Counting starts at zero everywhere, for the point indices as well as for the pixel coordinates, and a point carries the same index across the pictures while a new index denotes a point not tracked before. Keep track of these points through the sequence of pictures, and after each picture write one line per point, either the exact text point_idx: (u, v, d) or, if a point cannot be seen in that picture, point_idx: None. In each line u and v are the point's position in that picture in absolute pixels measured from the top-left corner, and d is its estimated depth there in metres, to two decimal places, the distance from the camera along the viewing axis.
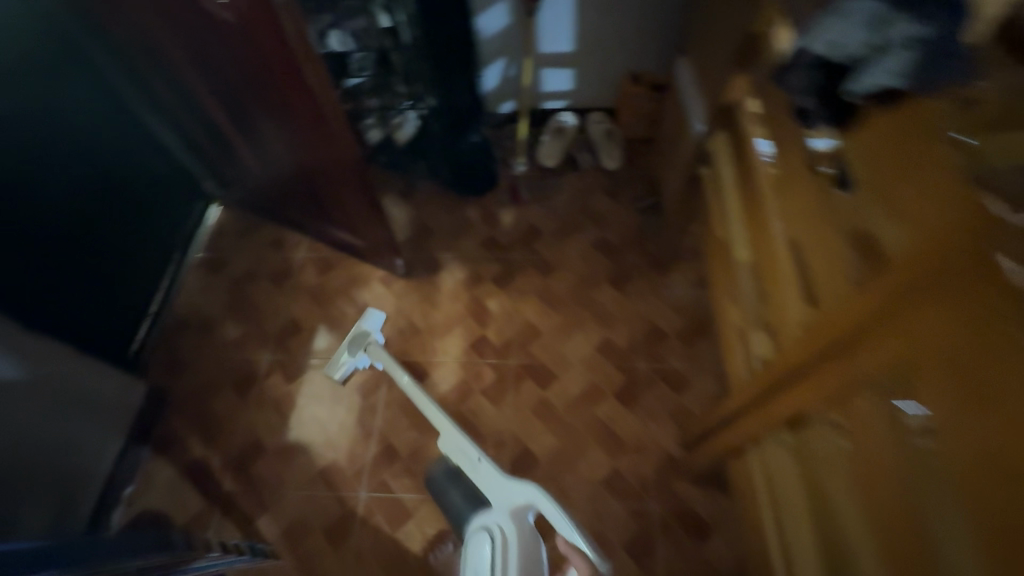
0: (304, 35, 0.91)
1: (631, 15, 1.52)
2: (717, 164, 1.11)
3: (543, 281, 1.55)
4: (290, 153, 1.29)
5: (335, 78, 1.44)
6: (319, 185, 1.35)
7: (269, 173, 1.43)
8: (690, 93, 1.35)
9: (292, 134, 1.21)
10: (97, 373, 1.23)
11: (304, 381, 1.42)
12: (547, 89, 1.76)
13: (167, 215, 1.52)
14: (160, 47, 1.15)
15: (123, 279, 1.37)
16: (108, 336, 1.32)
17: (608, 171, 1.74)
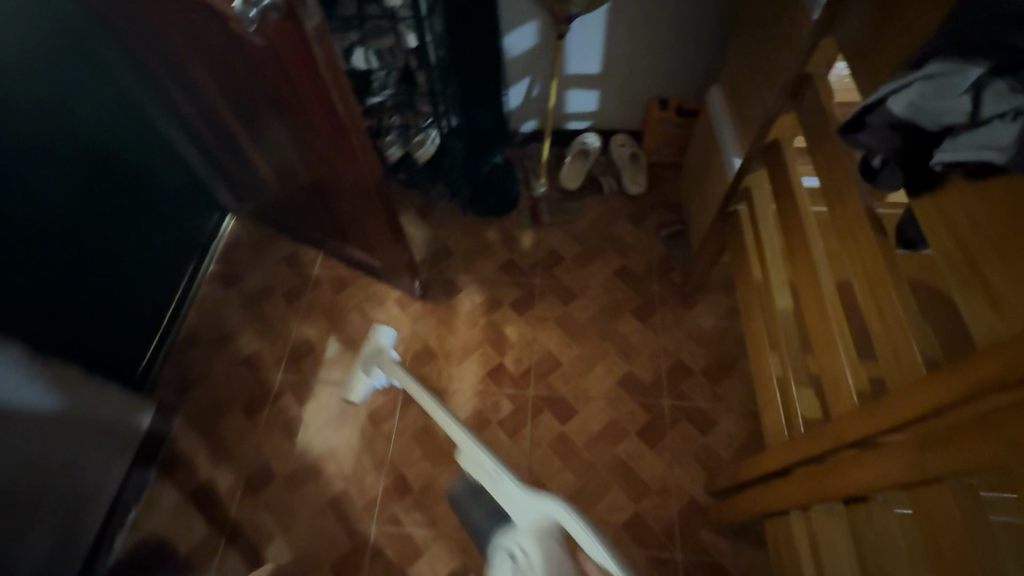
0: (335, 61, 0.87)
1: (663, 39, 1.48)
2: (756, 203, 1.08)
3: (563, 309, 1.51)
4: (308, 174, 1.25)
5: (357, 95, 1.40)
6: (337, 207, 1.31)
7: (285, 189, 1.39)
8: (723, 124, 1.32)
9: (310, 156, 1.16)
10: (107, 395, 1.21)
11: (315, 405, 1.38)
12: (571, 109, 1.71)
13: (181, 229, 1.49)
14: (180, 62, 1.11)
15: (133, 295, 1.33)
16: (115, 355, 1.28)
17: (632, 195, 1.70)
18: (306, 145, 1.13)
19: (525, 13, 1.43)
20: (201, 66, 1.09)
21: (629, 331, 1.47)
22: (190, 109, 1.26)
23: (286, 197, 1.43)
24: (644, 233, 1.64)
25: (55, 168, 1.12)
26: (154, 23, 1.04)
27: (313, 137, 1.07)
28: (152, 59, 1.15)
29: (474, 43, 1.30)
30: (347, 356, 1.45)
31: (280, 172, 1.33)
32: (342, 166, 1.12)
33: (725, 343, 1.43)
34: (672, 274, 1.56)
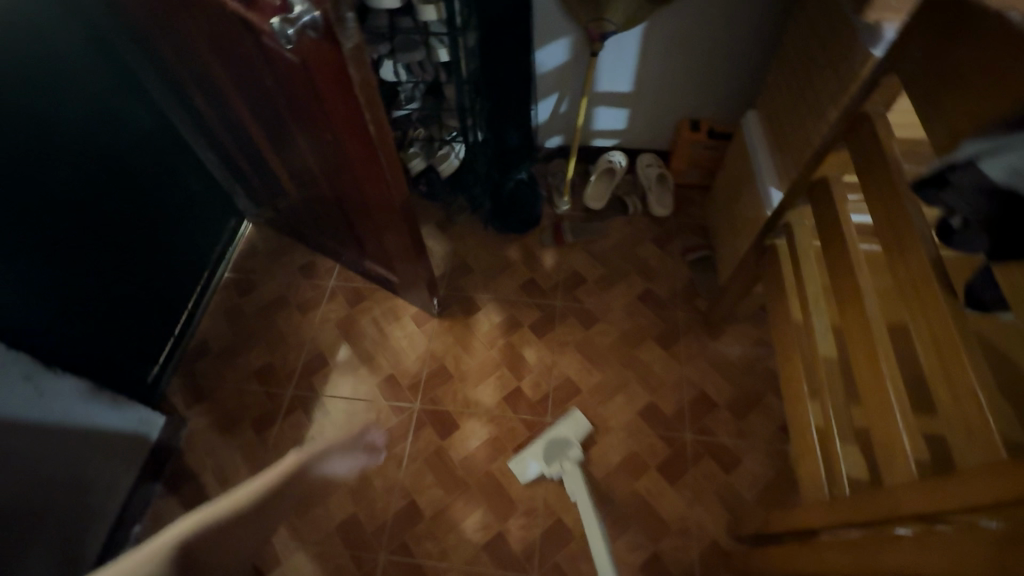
0: (369, 82, 0.84)
1: (699, 61, 1.44)
2: (797, 238, 1.04)
3: (585, 333, 1.47)
4: (332, 187, 1.22)
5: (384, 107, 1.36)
6: (360, 221, 1.28)
7: (308, 201, 1.36)
8: (761, 152, 1.28)
9: (335, 171, 1.13)
10: (114, 408, 1.19)
11: (328, 423, 1.35)
12: (599, 127, 1.68)
13: (198, 236, 1.46)
14: (206, 71, 1.09)
15: (148, 303, 1.31)
16: (128, 363, 1.26)
17: (657, 218, 1.67)
18: (333, 161, 1.10)
19: (558, 29, 1.40)
20: (227, 76, 1.06)
21: (653, 359, 1.42)
22: (214, 117, 1.24)
23: (307, 208, 1.40)
24: (669, 258, 1.60)
25: (78, 172, 1.09)
26: (185, 32, 1.02)
27: (343, 154, 1.04)
28: (179, 66, 1.13)
29: (506, 60, 1.26)
30: (361, 373, 1.42)
31: (302, 183, 1.30)
32: (368, 184, 1.09)
33: (750, 378, 1.39)
34: (697, 302, 1.52)
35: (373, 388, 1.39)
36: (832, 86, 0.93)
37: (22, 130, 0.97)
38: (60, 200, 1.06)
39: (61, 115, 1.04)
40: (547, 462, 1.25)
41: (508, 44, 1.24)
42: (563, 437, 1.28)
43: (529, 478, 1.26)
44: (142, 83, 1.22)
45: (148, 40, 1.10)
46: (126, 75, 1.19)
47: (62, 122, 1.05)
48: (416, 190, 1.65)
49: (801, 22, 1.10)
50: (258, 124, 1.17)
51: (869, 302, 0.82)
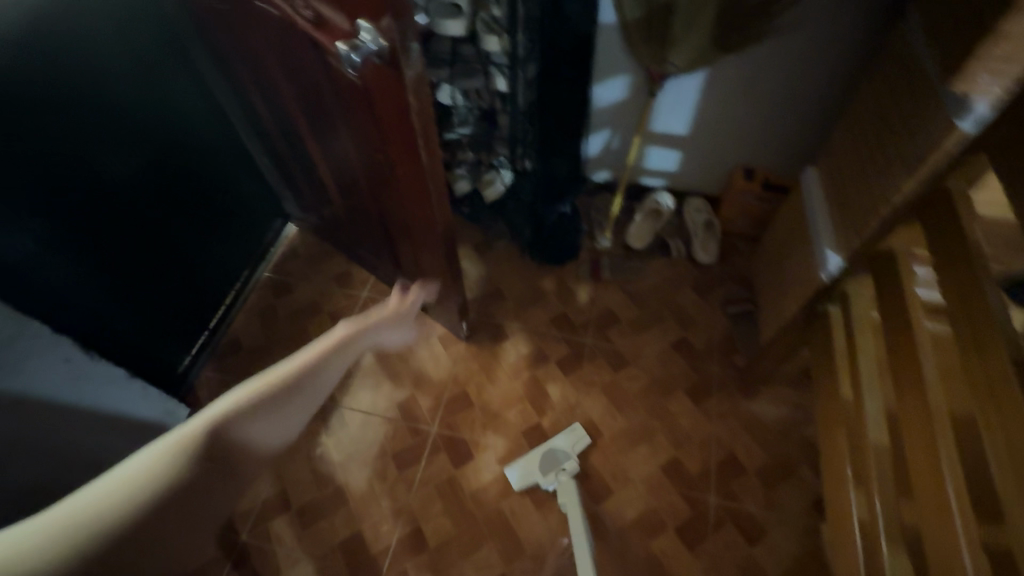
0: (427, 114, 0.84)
1: (762, 109, 1.40)
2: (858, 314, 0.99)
3: (613, 375, 1.43)
4: (376, 201, 1.23)
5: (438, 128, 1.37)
6: (399, 237, 1.28)
7: (351, 213, 1.37)
8: (820, 212, 1.21)
9: (380, 184, 1.13)
10: (139, 394, 1.20)
11: (344, 435, 1.34)
12: (649, 165, 1.64)
13: (242, 231, 1.49)
14: (271, 81, 1.12)
15: (184, 296, 1.33)
16: (154, 354, 1.28)
17: (700, 264, 1.61)
18: (379, 174, 1.10)
19: (619, 66, 1.39)
20: (289, 85, 1.08)
21: (682, 412, 1.36)
22: (271, 122, 1.27)
23: (350, 219, 1.41)
24: (709, 307, 1.54)
25: (134, 157, 1.13)
26: (254, 40, 1.05)
27: (390, 169, 1.04)
28: (242, 71, 1.16)
29: (563, 92, 1.25)
30: (382, 388, 1.41)
31: (348, 195, 1.32)
32: (412, 200, 1.08)
33: (783, 445, 1.31)
34: (735, 358, 1.45)
35: (393, 406, 1.38)
36: (905, 153, 0.87)
37: (80, 115, 1.00)
38: (109, 188, 1.09)
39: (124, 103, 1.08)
40: (542, 473, 1.25)
41: (567, 78, 1.23)
42: (562, 449, 1.28)
43: (520, 485, 1.26)
44: (207, 82, 1.26)
45: (216, 43, 1.14)
46: (193, 74, 1.23)
47: (123, 111, 1.08)
48: (460, 212, 1.65)
49: (878, 82, 1.05)
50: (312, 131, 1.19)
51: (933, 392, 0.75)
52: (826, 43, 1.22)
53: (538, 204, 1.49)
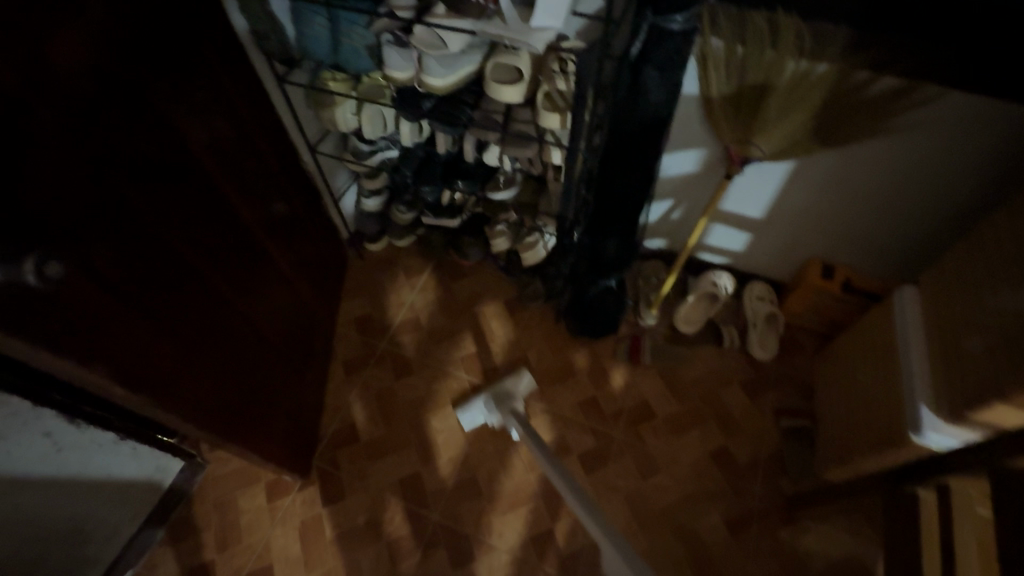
0: (144, 256, 0.76)
1: (858, 207, 1.21)
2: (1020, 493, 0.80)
3: (638, 482, 1.30)
4: (91, 308, 0.68)
5: (409, 174, 1.29)
6: (180, 414, 0.86)
7: (281, 310, 1.17)
8: (915, 349, 1.04)
9: (116, 288, 0.72)
10: (60, 430, 0.88)
11: (342, 508, 1.25)
12: (710, 242, 1.46)
13: (124, 457, 1.04)
14: (110, 295, 0.71)
15: (78, 515, 1.00)
16: (83, 543, 1.04)
17: (755, 360, 1.44)
18: (108, 318, 0.71)
19: (697, 139, 1.21)
20: (146, 233, 0.77)
21: (711, 539, 1.24)
22: (290, 167, 1.19)
23: (284, 312, 1.18)
24: (757, 413, 1.38)
25: None
26: (161, 197, 0.79)
27: (57, 234, 0.63)
28: (165, 93, 0.80)
29: (618, 193, 1.10)
30: (388, 464, 1.30)
31: (272, 284, 1.12)
32: (146, 281, 0.77)
33: None
34: (780, 481, 1.30)
35: (393, 480, 1.28)
36: (916, 326, 1.06)
37: None
38: None
39: (24, 84, 0.58)
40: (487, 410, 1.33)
41: (624, 178, 1.08)
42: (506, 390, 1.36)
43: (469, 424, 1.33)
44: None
45: (161, 15, 0.78)
46: None
47: None
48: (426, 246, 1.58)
49: (969, 250, 0.99)
50: (314, 125, 1.27)
51: (961, 532, 0.90)
52: (945, 154, 1.04)
53: (579, 279, 1.35)
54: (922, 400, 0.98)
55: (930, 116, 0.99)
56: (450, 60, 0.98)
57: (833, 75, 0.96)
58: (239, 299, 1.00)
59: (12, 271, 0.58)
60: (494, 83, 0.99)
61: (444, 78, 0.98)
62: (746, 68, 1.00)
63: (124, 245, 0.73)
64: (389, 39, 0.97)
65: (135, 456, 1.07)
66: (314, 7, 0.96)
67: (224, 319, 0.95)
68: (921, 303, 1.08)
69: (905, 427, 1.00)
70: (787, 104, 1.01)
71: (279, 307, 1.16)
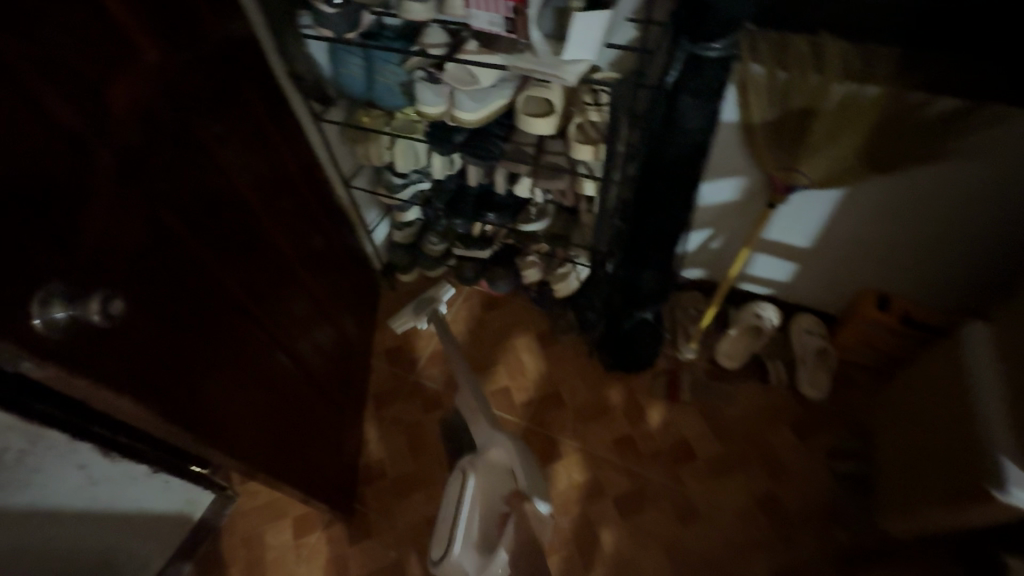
0: (188, 293, 0.77)
1: (917, 236, 1.12)
2: None
3: (680, 529, 1.22)
4: (145, 346, 0.70)
5: (441, 207, 1.29)
6: (224, 451, 0.86)
7: (317, 343, 1.17)
8: (990, 392, 0.94)
9: (168, 322, 0.74)
10: (94, 462, 0.89)
11: (368, 548, 1.21)
12: (753, 272, 1.39)
13: (157, 488, 1.05)
14: (157, 333, 0.72)
15: (110, 546, 1.00)
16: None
17: (806, 399, 1.34)
18: (156, 352, 0.72)
19: (736, 167, 1.16)
20: (190, 270, 0.78)
21: None
22: (326, 201, 1.21)
23: (317, 343, 1.18)
24: (809, 457, 1.27)
25: None
26: (204, 233, 0.81)
27: (115, 277, 0.65)
28: (211, 135, 0.82)
29: (654, 224, 1.06)
30: (416, 501, 1.26)
31: (306, 316, 1.13)
32: (192, 318, 0.78)
33: None
34: (838, 535, 1.18)
35: (421, 520, 1.24)
36: (990, 367, 0.96)
37: None
38: None
39: (81, 132, 0.60)
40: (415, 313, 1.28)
41: (661, 208, 1.04)
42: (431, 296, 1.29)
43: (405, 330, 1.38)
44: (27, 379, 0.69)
45: (207, 60, 0.80)
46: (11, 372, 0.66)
47: None
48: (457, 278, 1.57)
49: None
50: (349, 159, 1.30)
51: None
52: (1016, 179, 0.96)
53: (613, 311, 1.30)
54: (1003, 451, 0.88)
55: (995, 136, 0.91)
56: (482, 93, 0.98)
57: (886, 99, 0.90)
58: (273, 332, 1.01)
59: (78, 310, 0.59)
60: (527, 116, 0.99)
61: (475, 112, 0.99)
62: (787, 93, 0.96)
63: (173, 282, 0.75)
64: (422, 75, 1.00)
65: (166, 489, 1.07)
66: (350, 48, 0.99)
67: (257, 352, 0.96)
68: (995, 341, 0.98)
69: (984, 480, 0.89)
70: (835, 129, 0.96)
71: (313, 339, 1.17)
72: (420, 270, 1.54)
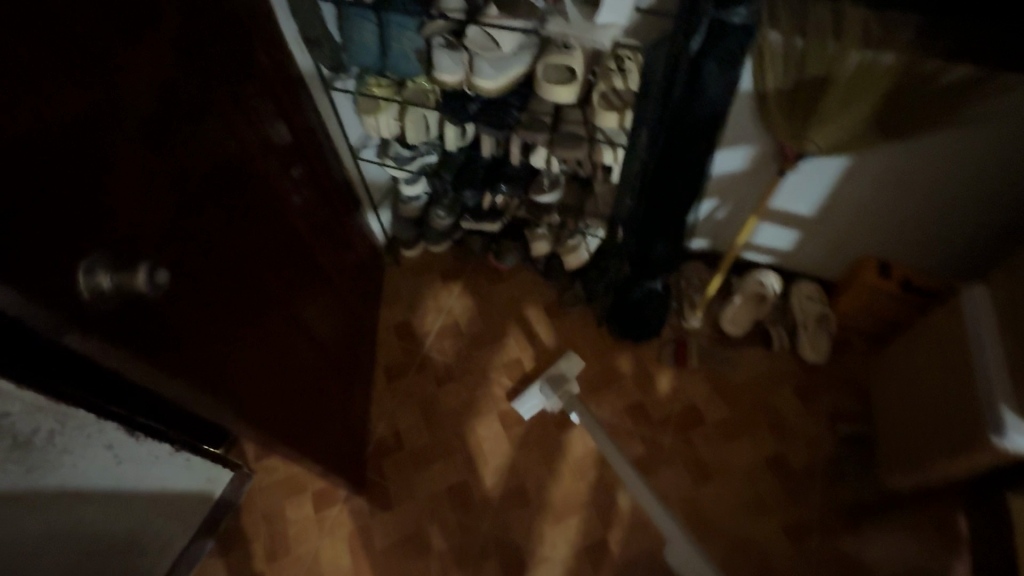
0: (213, 264, 0.76)
1: (920, 202, 1.16)
2: None
3: (691, 490, 1.27)
4: (177, 318, 0.69)
5: (449, 178, 1.29)
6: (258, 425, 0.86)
7: (331, 319, 1.16)
8: (989, 347, 1.00)
9: (195, 297, 0.72)
10: (120, 442, 0.88)
11: (389, 518, 1.23)
12: (756, 241, 1.42)
13: (180, 465, 1.04)
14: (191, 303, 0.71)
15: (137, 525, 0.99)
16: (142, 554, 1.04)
17: (806, 362, 1.40)
18: (191, 324, 0.72)
19: (747, 135, 1.17)
20: (216, 243, 0.76)
21: (770, 550, 1.20)
22: (335, 174, 1.18)
23: (331, 319, 1.17)
24: (810, 416, 1.33)
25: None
26: (226, 203, 0.79)
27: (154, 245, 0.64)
28: (227, 101, 0.78)
29: (670, 195, 1.07)
30: (435, 473, 1.28)
31: (319, 291, 1.11)
32: (217, 290, 0.76)
33: None
34: (839, 488, 1.25)
35: (440, 490, 1.26)
36: (988, 325, 1.02)
37: None
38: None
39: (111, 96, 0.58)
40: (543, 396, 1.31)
41: (680, 180, 1.04)
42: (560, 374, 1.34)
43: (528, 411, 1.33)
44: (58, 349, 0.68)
45: (221, 23, 0.77)
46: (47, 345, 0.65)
47: None
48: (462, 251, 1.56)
49: None
50: (356, 130, 1.27)
51: None
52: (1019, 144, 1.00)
53: (624, 281, 1.32)
54: (1003, 400, 0.95)
55: (1004, 105, 0.95)
56: (503, 62, 0.96)
57: (900, 68, 0.92)
58: (292, 307, 0.99)
59: (125, 278, 0.58)
60: (548, 85, 0.97)
61: (496, 80, 0.97)
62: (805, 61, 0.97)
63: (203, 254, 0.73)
64: (440, 42, 0.98)
65: (188, 468, 1.07)
66: (363, 12, 0.95)
67: (277, 327, 0.94)
68: (995, 300, 1.03)
69: (984, 430, 0.96)
70: (849, 97, 0.98)
71: (329, 311, 1.16)
72: (425, 245, 1.53)
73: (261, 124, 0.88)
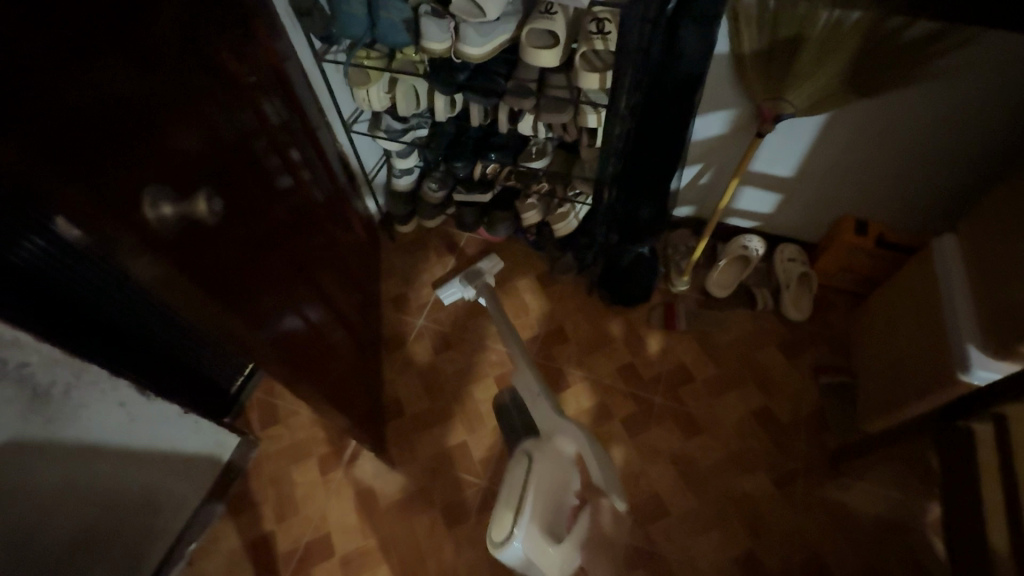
0: (240, 217, 0.80)
1: (895, 159, 1.21)
2: None
3: (683, 443, 1.32)
4: (217, 259, 0.73)
5: (441, 149, 1.33)
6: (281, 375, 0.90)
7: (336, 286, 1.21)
8: (959, 291, 1.06)
9: (230, 242, 0.76)
10: (133, 399, 0.94)
11: (392, 478, 1.28)
12: (739, 206, 1.47)
13: (189, 427, 1.10)
14: (227, 249, 0.75)
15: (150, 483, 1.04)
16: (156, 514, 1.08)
17: (789, 320, 1.45)
18: (228, 267, 0.75)
19: (726, 99, 1.22)
20: (244, 197, 0.80)
21: (759, 496, 1.26)
22: (330, 146, 1.21)
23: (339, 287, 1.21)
24: (794, 372, 1.39)
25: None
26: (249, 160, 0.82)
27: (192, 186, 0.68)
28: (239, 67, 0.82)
29: (655, 157, 1.10)
30: (436, 435, 1.33)
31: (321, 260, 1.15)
32: (251, 236, 0.80)
33: (866, 545, 1.20)
34: (823, 437, 1.31)
35: (441, 450, 1.31)
36: (954, 271, 1.08)
37: None
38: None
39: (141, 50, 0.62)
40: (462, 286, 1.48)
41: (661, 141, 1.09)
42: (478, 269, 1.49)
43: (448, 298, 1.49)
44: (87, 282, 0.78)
45: None
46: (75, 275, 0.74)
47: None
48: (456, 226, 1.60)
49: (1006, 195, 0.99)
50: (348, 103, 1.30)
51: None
52: (985, 96, 1.04)
53: (613, 245, 1.36)
54: (969, 339, 1.01)
55: (971, 57, 1.00)
56: (487, 28, 1.00)
57: (864, 24, 0.97)
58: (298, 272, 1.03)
59: (185, 206, 0.65)
60: (530, 49, 1.02)
61: (482, 47, 1.00)
62: (778, 22, 1.02)
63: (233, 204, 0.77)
64: (427, 10, 1.01)
65: (197, 431, 1.12)
66: None
67: None
68: (961, 248, 1.09)
69: (951, 366, 1.02)
70: (819, 56, 1.02)
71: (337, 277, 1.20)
72: (419, 220, 1.57)
73: (268, 92, 0.92)
